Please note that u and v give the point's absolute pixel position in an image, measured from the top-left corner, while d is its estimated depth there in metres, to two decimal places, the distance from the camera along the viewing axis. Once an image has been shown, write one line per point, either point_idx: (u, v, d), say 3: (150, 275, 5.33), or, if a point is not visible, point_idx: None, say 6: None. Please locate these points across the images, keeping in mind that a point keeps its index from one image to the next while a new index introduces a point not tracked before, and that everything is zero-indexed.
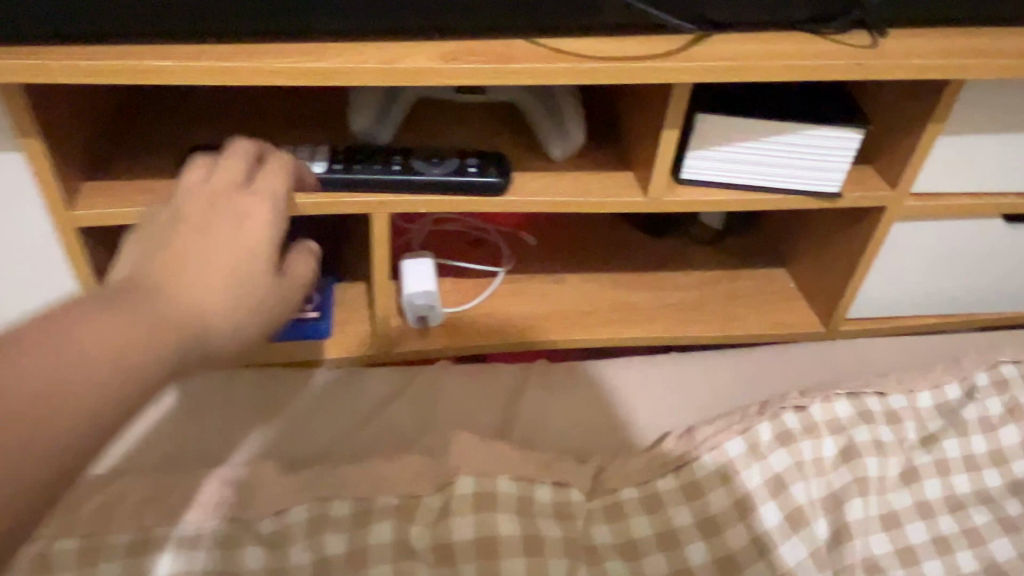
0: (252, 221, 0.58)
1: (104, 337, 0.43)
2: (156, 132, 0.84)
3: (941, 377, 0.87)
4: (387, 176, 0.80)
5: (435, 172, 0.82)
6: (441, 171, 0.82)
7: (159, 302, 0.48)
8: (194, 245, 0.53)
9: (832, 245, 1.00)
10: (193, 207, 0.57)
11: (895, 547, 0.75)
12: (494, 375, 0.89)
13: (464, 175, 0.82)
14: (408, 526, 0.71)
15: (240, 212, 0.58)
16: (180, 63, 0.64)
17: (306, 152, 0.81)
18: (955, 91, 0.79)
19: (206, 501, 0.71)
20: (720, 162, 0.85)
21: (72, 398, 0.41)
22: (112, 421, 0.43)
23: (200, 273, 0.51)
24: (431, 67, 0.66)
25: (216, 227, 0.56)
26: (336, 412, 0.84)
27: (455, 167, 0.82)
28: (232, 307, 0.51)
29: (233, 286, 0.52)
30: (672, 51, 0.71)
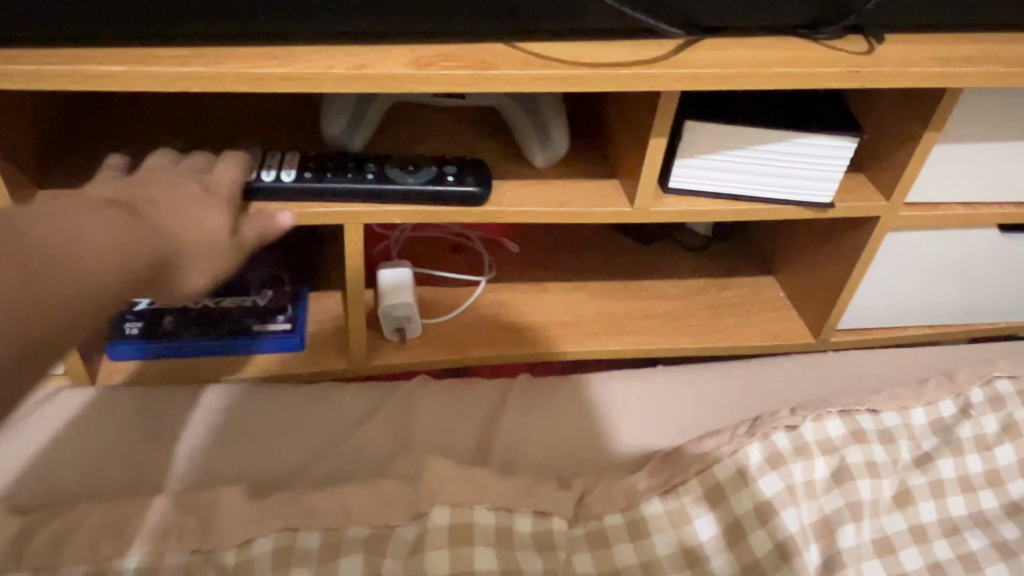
0: (220, 194, 0.67)
1: (62, 246, 0.47)
2: (116, 138, 0.79)
3: (935, 393, 0.84)
4: (360, 184, 0.76)
5: (410, 181, 0.77)
6: (417, 180, 0.77)
7: (143, 228, 0.55)
8: (170, 198, 0.62)
9: (823, 254, 0.97)
10: (165, 178, 0.65)
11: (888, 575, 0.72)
12: (473, 392, 0.85)
13: (442, 183, 0.78)
14: (381, 560, 0.67)
15: (208, 188, 0.67)
16: (135, 68, 0.60)
17: (275, 160, 0.77)
18: (952, 99, 0.75)
19: (164, 531, 0.67)
20: (709, 171, 0.82)
21: (48, 275, 0.46)
22: (78, 313, 0.47)
23: (180, 217, 0.60)
24: (403, 74, 0.62)
25: (188, 192, 0.64)
26: (308, 433, 0.81)
27: (432, 176, 0.78)
28: (205, 250, 0.60)
29: (206, 235, 0.61)
30: (659, 57, 0.67)
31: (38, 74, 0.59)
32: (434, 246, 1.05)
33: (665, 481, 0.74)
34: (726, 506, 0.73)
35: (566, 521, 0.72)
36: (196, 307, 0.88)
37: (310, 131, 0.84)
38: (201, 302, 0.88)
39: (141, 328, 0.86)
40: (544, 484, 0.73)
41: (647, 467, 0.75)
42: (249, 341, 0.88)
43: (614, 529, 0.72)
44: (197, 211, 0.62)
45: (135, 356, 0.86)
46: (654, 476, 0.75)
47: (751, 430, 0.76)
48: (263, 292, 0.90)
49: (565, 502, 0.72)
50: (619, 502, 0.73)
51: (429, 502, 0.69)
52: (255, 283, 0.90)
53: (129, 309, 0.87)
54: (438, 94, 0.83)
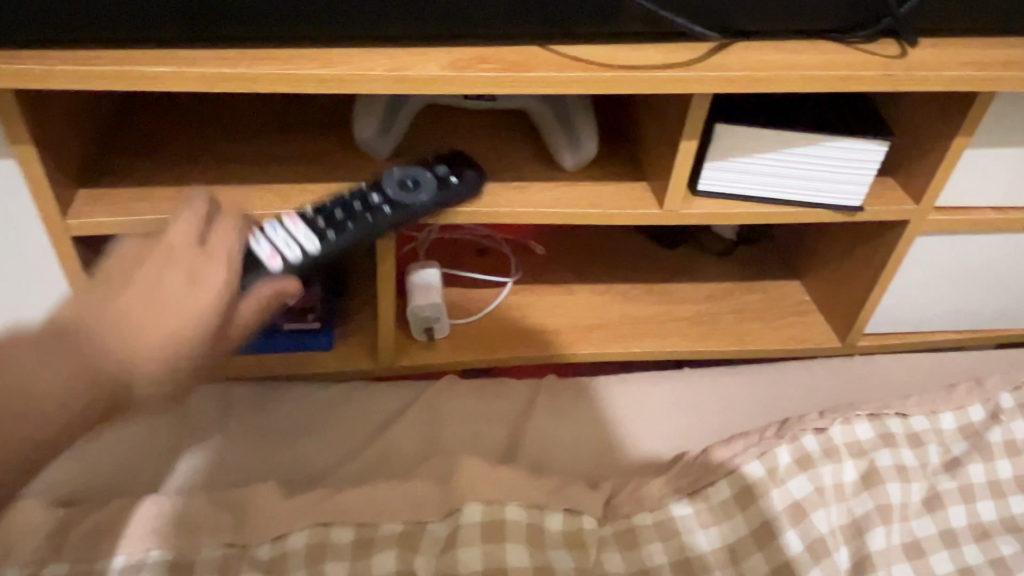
0: (206, 282, 0.55)
1: None
2: (154, 139, 0.81)
3: (964, 398, 0.84)
4: (382, 220, 0.75)
5: (419, 196, 0.78)
6: (426, 193, 0.78)
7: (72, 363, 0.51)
8: (138, 304, 0.53)
9: (850, 258, 0.97)
10: (151, 262, 0.55)
11: None
12: (501, 392, 0.86)
13: (448, 186, 0.78)
14: (413, 556, 0.68)
15: (196, 273, 0.56)
16: (179, 69, 0.61)
17: (276, 234, 0.72)
18: (985, 102, 0.75)
19: (199, 525, 0.68)
20: (738, 174, 0.82)
21: None
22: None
23: (138, 332, 0.52)
24: (441, 76, 0.63)
25: (168, 286, 0.54)
26: (339, 430, 0.82)
27: (436, 182, 0.78)
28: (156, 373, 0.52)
29: (169, 351, 0.52)
30: (693, 60, 0.68)
31: (85, 74, 0.61)
32: (461, 247, 1.06)
33: (692, 483, 0.74)
34: (756, 508, 0.73)
35: (595, 521, 0.72)
36: None
37: (343, 133, 0.85)
38: None
39: None
40: (571, 484, 0.73)
41: (674, 467, 0.76)
42: (276, 338, 0.90)
43: (642, 528, 0.72)
44: (167, 317, 0.53)
45: None
46: (681, 476, 0.75)
47: (780, 432, 0.76)
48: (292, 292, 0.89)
49: (594, 502, 0.73)
50: (646, 502, 0.73)
51: (459, 499, 0.70)
52: None
53: None
54: (470, 96, 0.83)
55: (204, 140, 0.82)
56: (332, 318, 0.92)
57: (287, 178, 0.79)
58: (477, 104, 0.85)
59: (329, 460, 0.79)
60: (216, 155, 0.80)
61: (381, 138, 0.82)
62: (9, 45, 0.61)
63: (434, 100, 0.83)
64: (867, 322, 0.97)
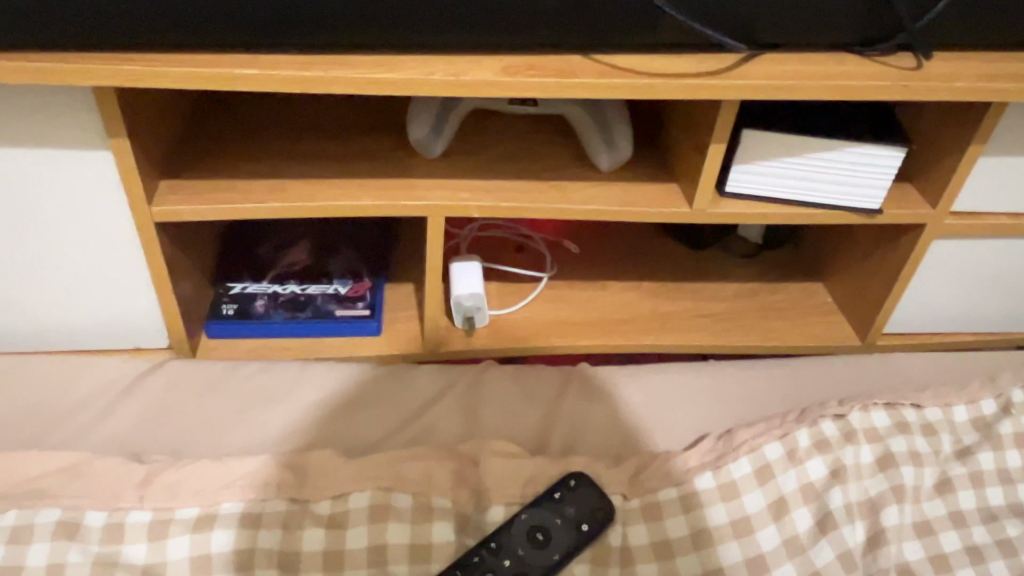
0: None
1: None
2: (225, 137, 0.89)
3: (977, 392, 0.88)
4: None
5: None
6: None
7: None
8: None
9: (870, 260, 1.02)
10: None
11: (928, 555, 0.76)
12: (539, 376, 0.92)
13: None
14: (462, 531, 0.74)
15: None
16: (262, 72, 0.69)
17: None
18: (998, 112, 0.81)
19: (270, 481, 0.75)
20: (762, 176, 0.88)
21: None
22: None
23: None
24: (495, 80, 0.70)
25: None
26: (391, 404, 0.88)
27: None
28: None
29: None
30: (722, 69, 0.74)
31: (180, 74, 0.69)
32: (499, 244, 1.13)
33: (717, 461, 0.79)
34: (775, 485, 0.78)
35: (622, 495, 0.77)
36: (284, 292, 0.98)
37: (396, 134, 0.93)
38: (289, 289, 0.98)
39: (236, 309, 0.97)
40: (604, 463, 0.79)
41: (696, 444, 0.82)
42: (331, 325, 0.98)
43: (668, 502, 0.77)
44: None
45: (228, 334, 0.97)
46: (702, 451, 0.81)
47: (801, 418, 0.82)
48: (345, 281, 1.00)
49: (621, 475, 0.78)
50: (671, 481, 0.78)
51: (501, 473, 0.77)
52: (337, 275, 1.00)
53: (226, 292, 0.98)
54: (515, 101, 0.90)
55: (271, 138, 0.90)
56: (380, 307, 1.00)
57: (347, 174, 0.87)
58: (521, 109, 0.92)
59: (381, 431, 0.86)
60: (283, 152, 0.88)
61: (431, 141, 0.89)
62: (113, 49, 0.69)
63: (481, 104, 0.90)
64: (886, 321, 1.02)
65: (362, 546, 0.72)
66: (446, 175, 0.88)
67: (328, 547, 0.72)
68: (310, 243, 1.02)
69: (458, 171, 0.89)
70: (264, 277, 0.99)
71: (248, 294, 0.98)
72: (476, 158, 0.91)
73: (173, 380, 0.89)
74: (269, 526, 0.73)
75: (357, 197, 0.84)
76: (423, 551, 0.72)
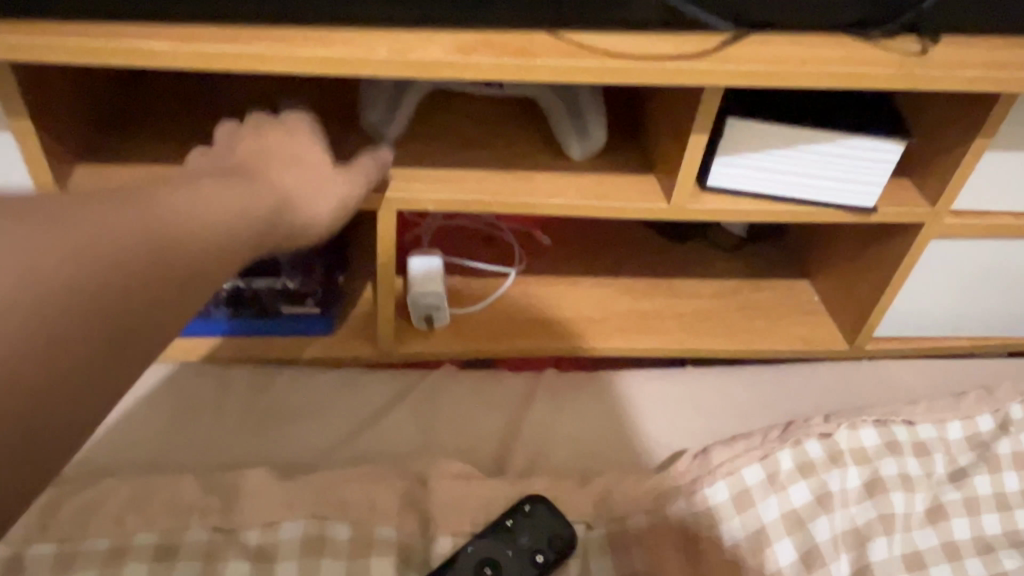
0: None
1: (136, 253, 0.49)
2: (156, 118, 0.80)
3: (973, 407, 0.81)
4: None
5: None
6: None
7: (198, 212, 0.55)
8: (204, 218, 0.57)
9: (862, 259, 0.95)
10: None
11: None
12: (503, 383, 0.84)
13: None
14: (407, 564, 0.66)
15: None
16: (177, 46, 0.60)
17: None
18: (1007, 105, 0.73)
19: (193, 506, 0.68)
20: (748, 170, 0.80)
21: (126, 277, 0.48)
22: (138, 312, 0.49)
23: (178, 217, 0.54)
24: (446, 61, 0.62)
25: None
26: (336, 413, 0.80)
27: None
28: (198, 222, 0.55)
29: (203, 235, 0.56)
30: (706, 51, 0.66)
31: (78, 49, 0.59)
32: (466, 234, 1.04)
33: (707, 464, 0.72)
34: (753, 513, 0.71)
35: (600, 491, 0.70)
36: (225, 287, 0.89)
37: (347, 116, 0.84)
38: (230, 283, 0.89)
39: None
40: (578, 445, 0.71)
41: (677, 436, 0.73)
42: (276, 323, 0.91)
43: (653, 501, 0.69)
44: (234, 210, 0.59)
45: None
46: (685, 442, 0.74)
47: (784, 437, 0.76)
48: (293, 275, 0.88)
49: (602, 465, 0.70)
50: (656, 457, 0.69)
51: (452, 500, 0.69)
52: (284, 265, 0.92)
53: None
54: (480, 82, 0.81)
55: (205, 119, 0.80)
56: (332, 300, 0.92)
57: None
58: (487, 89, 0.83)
59: (324, 444, 0.78)
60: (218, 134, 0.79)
61: (385, 123, 0.80)
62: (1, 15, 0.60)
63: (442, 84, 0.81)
64: (877, 325, 0.95)
65: None
66: (401, 163, 0.80)
67: None
68: None
69: (414, 158, 0.80)
70: None
71: None
72: (436, 144, 0.83)
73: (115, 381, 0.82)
74: (188, 560, 0.65)
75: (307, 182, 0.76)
76: None
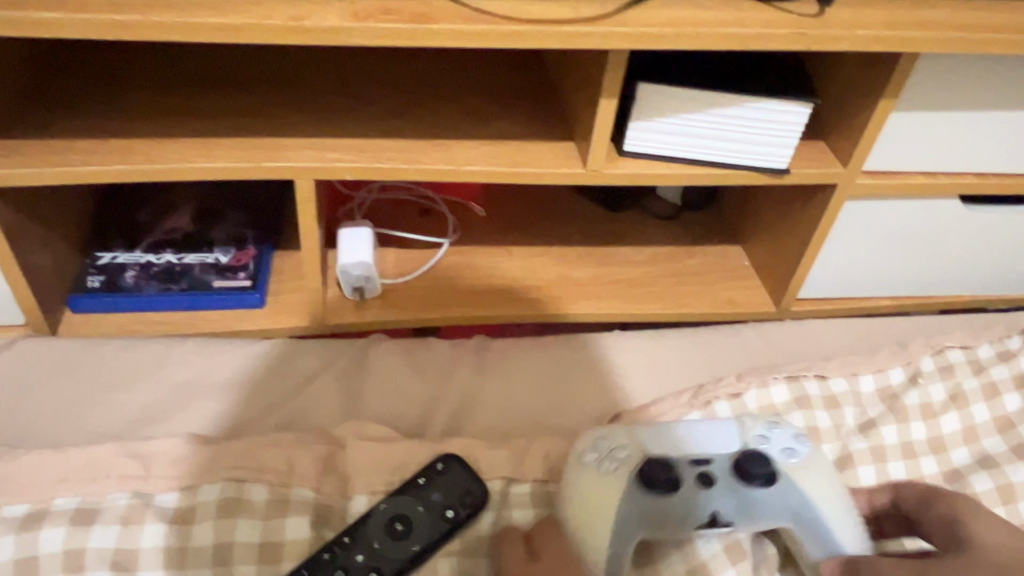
0: None
1: None
2: (77, 94, 0.81)
3: (886, 361, 0.87)
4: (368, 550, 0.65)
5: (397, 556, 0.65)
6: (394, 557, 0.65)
7: None
8: None
9: (785, 222, 0.98)
10: None
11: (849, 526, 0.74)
12: (429, 348, 0.86)
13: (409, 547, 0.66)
14: (321, 529, 0.68)
15: None
16: (72, 15, 0.60)
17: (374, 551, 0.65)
18: (906, 65, 0.76)
19: (112, 473, 0.69)
20: (663, 134, 0.82)
21: None
22: None
23: None
24: (344, 27, 0.62)
25: None
26: (267, 384, 0.82)
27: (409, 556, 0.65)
28: None
29: None
30: (602, 14, 0.67)
31: None
32: (401, 207, 1.06)
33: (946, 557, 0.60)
34: None
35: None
36: (158, 262, 0.95)
37: (266, 88, 0.85)
38: (164, 259, 0.95)
39: (103, 281, 0.93)
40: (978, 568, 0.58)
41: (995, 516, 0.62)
42: (209, 298, 0.94)
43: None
44: None
45: (94, 309, 0.92)
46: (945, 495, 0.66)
47: (692, 400, 0.79)
48: (226, 250, 0.97)
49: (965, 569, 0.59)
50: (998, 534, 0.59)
51: (370, 459, 0.71)
52: (219, 243, 0.97)
53: (94, 263, 0.94)
54: (711, 518, 0.65)
55: (125, 95, 0.81)
56: (263, 277, 0.96)
57: (209, 132, 0.79)
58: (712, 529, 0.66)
59: (250, 415, 0.80)
60: (140, 109, 0.80)
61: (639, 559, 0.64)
62: None
63: (656, 520, 0.65)
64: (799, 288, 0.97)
65: (208, 544, 0.66)
66: (319, 133, 0.80)
67: (171, 544, 0.65)
68: (191, 208, 1.00)
69: (333, 127, 0.81)
70: (137, 246, 0.96)
71: (117, 266, 0.94)
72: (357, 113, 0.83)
73: (71, 346, 0.83)
74: (107, 522, 0.66)
75: (224, 150, 0.77)
76: (277, 552, 0.66)
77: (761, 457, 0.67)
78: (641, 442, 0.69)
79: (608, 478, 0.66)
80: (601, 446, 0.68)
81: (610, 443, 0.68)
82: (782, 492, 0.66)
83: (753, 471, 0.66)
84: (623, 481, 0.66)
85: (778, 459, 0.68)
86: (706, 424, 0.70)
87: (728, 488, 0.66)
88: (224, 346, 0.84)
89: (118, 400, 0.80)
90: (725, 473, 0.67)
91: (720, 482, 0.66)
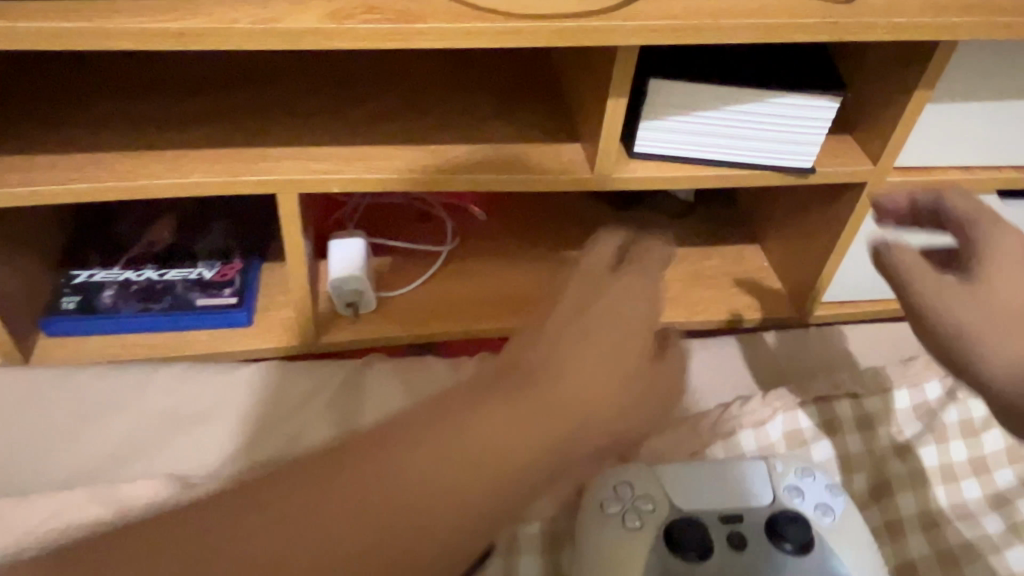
0: None
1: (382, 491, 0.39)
2: (38, 104, 0.74)
3: (921, 374, 0.80)
4: None
5: None
6: None
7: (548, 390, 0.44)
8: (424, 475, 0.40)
9: (808, 221, 0.91)
10: None
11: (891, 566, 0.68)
12: (428, 369, 0.80)
13: None
14: None
15: None
16: (12, 22, 0.53)
17: None
18: (945, 54, 0.68)
19: (82, 524, 0.63)
20: (676, 134, 0.75)
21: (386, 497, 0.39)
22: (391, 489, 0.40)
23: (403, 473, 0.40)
24: (319, 29, 0.56)
25: None
26: (252, 414, 0.76)
27: None
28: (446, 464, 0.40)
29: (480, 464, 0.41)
30: (609, 7, 0.60)
31: None
32: (396, 212, 1.00)
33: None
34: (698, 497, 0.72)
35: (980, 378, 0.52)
36: (137, 280, 0.89)
37: (246, 92, 0.78)
38: (144, 276, 0.89)
39: (78, 302, 0.87)
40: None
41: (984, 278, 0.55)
42: (193, 317, 0.88)
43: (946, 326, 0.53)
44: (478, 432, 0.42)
45: (69, 331, 0.87)
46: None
47: (713, 428, 0.73)
48: (210, 265, 0.91)
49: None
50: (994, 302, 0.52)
51: None
52: (203, 257, 0.91)
53: (69, 281, 0.88)
54: None
55: (91, 103, 0.75)
56: (250, 293, 0.90)
57: (181, 142, 0.72)
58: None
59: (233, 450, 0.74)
60: (107, 118, 0.74)
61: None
62: None
63: None
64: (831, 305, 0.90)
65: None
66: (301, 141, 0.74)
67: None
68: (174, 219, 0.93)
69: (317, 133, 0.74)
70: (115, 263, 0.90)
71: (94, 284, 0.88)
72: (343, 117, 0.77)
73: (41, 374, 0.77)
74: None
75: (197, 163, 0.70)
76: None
77: (796, 518, 0.61)
78: (665, 492, 0.63)
79: (631, 538, 0.60)
80: (626, 495, 0.62)
81: (634, 493, 0.62)
82: (818, 560, 0.60)
83: (786, 536, 0.60)
84: (648, 541, 0.60)
85: (811, 517, 0.63)
86: (734, 474, 0.65)
87: (762, 558, 0.60)
88: (206, 372, 0.78)
89: (95, 431, 0.74)
90: (757, 534, 0.61)
91: (752, 544, 0.60)
